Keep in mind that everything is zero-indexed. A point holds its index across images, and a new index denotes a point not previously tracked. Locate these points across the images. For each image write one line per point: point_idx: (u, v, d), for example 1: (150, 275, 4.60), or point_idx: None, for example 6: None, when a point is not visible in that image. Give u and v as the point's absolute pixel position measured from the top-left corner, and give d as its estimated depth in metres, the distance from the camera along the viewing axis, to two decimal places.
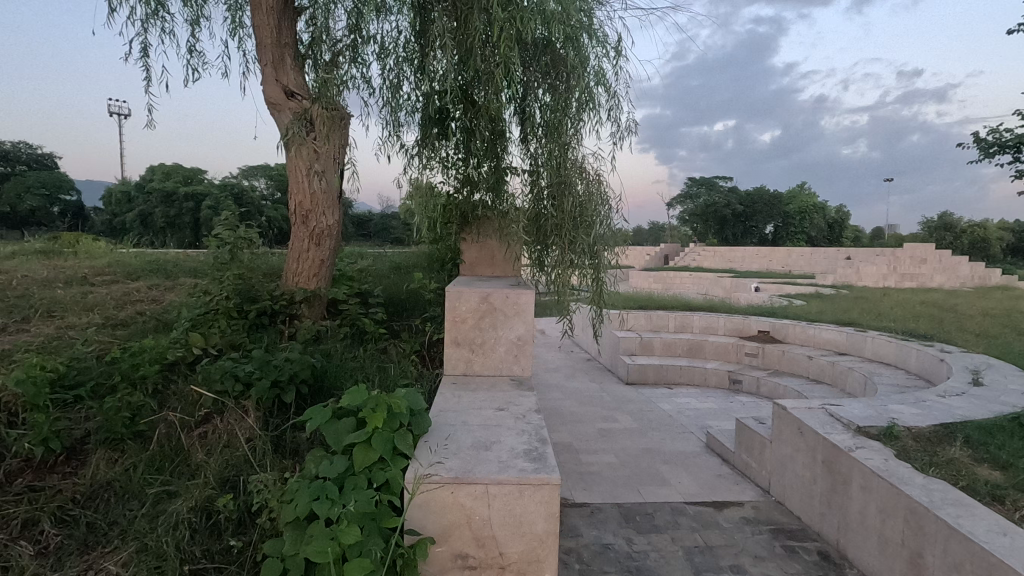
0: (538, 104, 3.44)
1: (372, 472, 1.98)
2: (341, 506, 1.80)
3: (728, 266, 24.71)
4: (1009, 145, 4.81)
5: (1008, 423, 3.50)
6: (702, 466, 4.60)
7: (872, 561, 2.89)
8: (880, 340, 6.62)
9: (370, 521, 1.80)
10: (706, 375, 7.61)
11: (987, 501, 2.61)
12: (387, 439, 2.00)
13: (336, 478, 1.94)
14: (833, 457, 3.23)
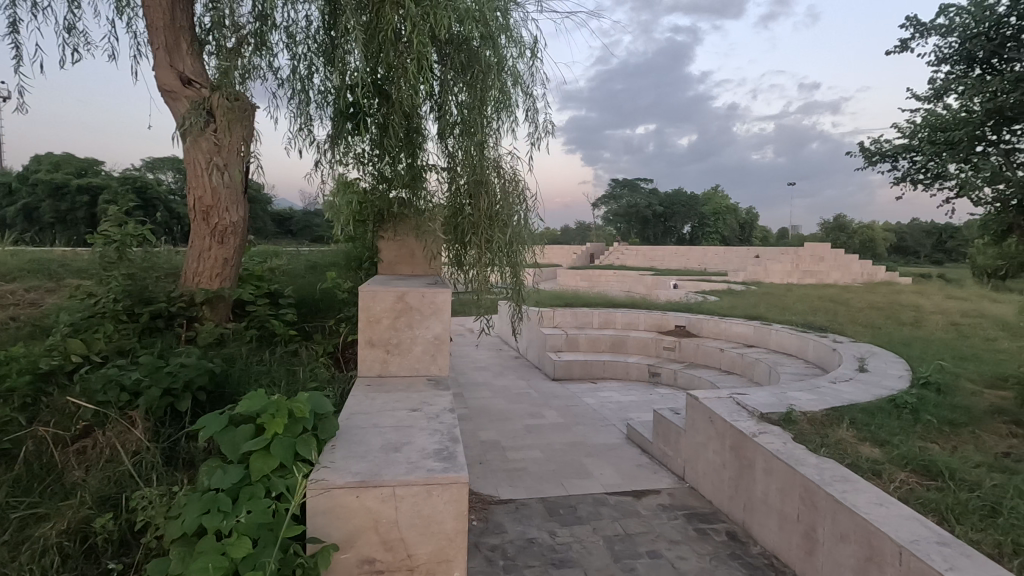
0: (454, 102, 3.42)
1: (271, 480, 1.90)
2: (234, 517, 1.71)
3: (650, 264, 25.79)
4: (888, 154, 5.34)
5: (886, 405, 3.89)
6: (622, 457, 4.77)
7: (773, 538, 3.12)
8: (783, 332, 7.16)
9: (267, 531, 1.72)
10: (628, 369, 7.90)
11: (869, 476, 2.88)
12: (289, 445, 1.93)
13: (230, 488, 1.84)
14: (739, 443, 3.45)
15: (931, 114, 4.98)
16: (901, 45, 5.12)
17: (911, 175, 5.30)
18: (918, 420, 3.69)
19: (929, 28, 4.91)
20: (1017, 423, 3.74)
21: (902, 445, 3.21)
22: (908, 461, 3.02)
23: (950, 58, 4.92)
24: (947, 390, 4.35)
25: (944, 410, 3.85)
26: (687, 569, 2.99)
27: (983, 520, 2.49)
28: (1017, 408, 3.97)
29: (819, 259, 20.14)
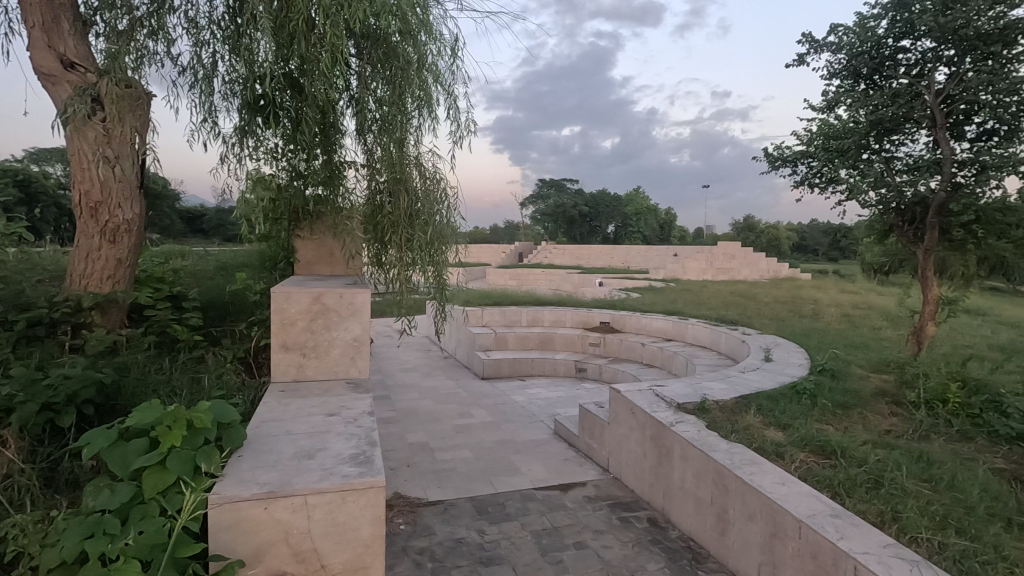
0: (373, 102, 3.28)
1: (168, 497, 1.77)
2: (121, 541, 1.58)
3: (577, 262, 26.46)
4: (788, 160, 5.79)
5: (787, 391, 4.22)
6: (549, 452, 4.86)
7: (689, 521, 3.30)
8: (698, 326, 7.57)
9: (161, 552, 1.61)
10: (555, 365, 8.05)
11: (772, 458, 3.11)
12: (188, 458, 1.81)
13: (119, 509, 1.70)
14: (658, 433, 3.62)
15: (824, 123, 5.44)
16: (798, 60, 5.55)
17: (808, 180, 5.77)
18: (815, 404, 4.02)
19: (821, 44, 5.36)
20: (896, 402, 4.17)
21: (801, 428, 3.49)
22: (806, 442, 3.28)
23: (840, 73, 5.39)
24: (840, 375, 4.76)
25: (837, 394, 4.22)
26: (611, 557, 3.10)
27: (867, 492, 2.75)
28: (896, 390, 4.43)
29: (731, 258, 21.46)
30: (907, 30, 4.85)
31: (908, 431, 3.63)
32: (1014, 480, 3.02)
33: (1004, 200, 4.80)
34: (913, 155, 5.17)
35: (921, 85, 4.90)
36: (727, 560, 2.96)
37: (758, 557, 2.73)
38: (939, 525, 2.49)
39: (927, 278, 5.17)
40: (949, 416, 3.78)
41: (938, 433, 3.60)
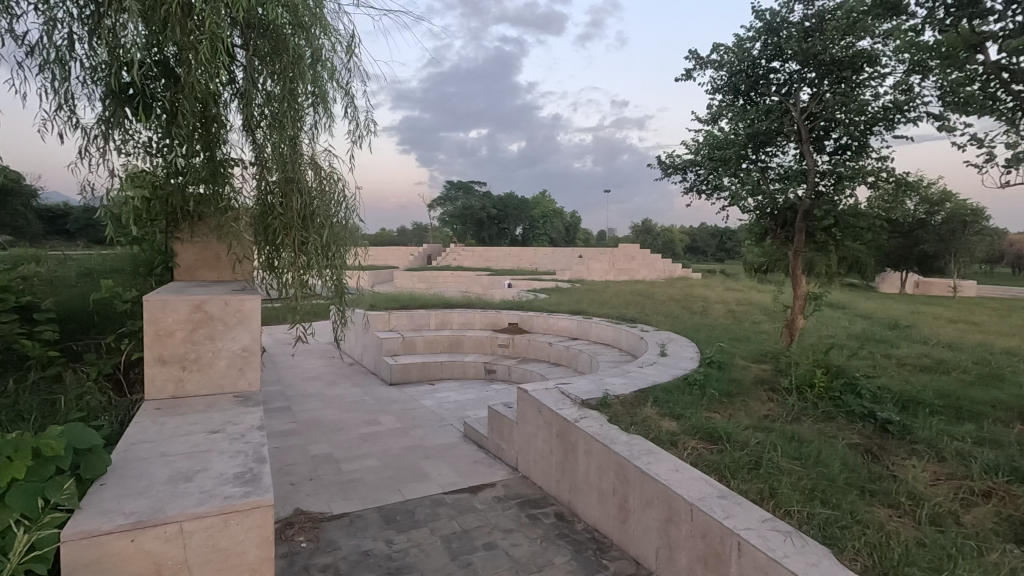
0: (261, 94, 3.10)
1: (7, 540, 1.55)
2: None
3: (486, 265, 26.63)
4: (678, 167, 6.21)
5: (680, 383, 4.52)
6: (458, 455, 4.84)
7: (592, 513, 3.43)
8: (601, 325, 7.90)
9: None
10: (465, 368, 8.04)
11: (667, 447, 3.31)
12: (33, 492, 1.61)
13: None
14: (563, 429, 3.73)
15: (709, 134, 5.90)
16: (686, 74, 5.96)
17: (697, 186, 6.23)
18: (704, 393, 4.34)
19: (705, 61, 5.80)
20: (772, 389, 4.61)
21: (692, 417, 3.75)
22: (697, 430, 3.53)
23: (721, 89, 5.86)
24: (725, 367, 5.19)
25: (722, 384, 4.59)
26: (520, 555, 3.14)
27: (749, 472, 3.01)
28: (773, 378, 4.90)
29: (632, 258, 22.62)
30: (776, 53, 5.37)
31: (782, 415, 4.02)
32: (866, 452, 3.45)
33: (856, 207, 5.48)
34: (783, 166, 5.75)
35: (788, 103, 5.43)
36: (629, 547, 3.11)
37: (657, 542, 2.89)
38: (807, 497, 2.78)
39: (797, 277, 5.76)
40: (815, 399, 4.24)
41: (806, 414, 4.04)
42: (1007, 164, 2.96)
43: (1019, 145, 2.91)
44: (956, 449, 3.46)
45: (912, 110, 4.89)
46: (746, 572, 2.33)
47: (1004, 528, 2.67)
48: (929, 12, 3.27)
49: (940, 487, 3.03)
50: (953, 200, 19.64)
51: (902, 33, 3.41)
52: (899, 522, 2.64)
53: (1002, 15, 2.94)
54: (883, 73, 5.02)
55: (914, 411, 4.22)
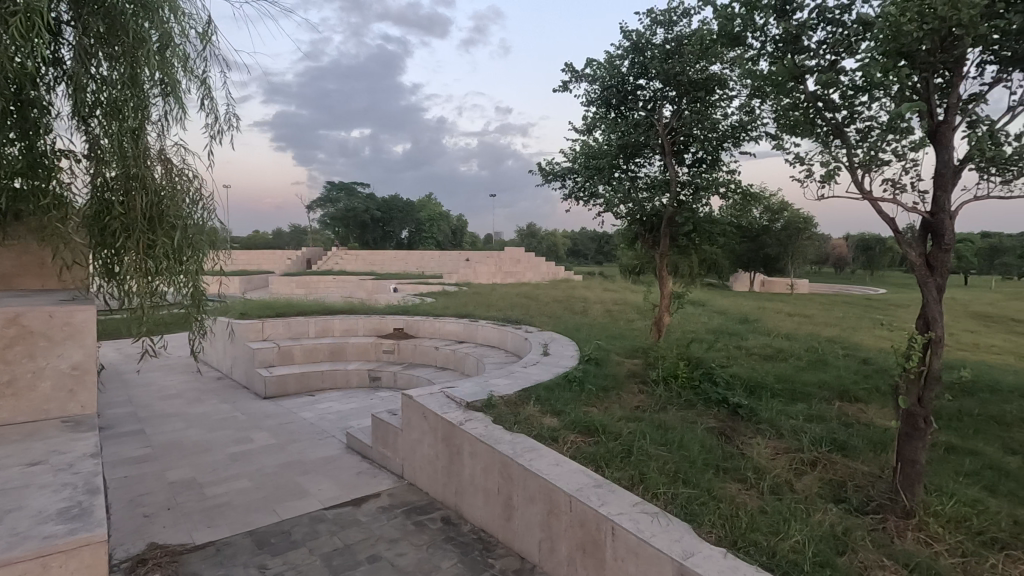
0: (95, 79, 2.76)
1: None
2: None
3: (370, 269, 25.71)
4: (558, 174, 6.49)
5: (561, 381, 4.72)
6: (341, 468, 4.63)
7: (479, 513, 3.47)
8: (487, 328, 8.01)
9: None
10: (347, 377, 7.72)
11: (549, 443, 3.44)
12: None
13: None
14: (449, 433, 3.72)
15: (584, 144, 6.25)
16: (563, 86, 6.26)
17: (575, 193, 6.56)
18: (582, 389, 4.57)
19: (580, 75, 6.12)
20: (642, 382, 4.97)
21: (572, 412, 3.94)
22: (577, 424, 3.71)
23: (595, 101, 6.23)
24: (602, 363, 5.51)
25: (599, 379, 4.87)
26: (405, 564, 3.09)
27: (622, 460, 3.22)
28: (643, 372, 5.28)
29: (517, 261, 23.19)
30: (642, 71, 5.81)
31: (652, 405, 4.36)
32: (720, 434, 3.85)
33: (711, 215, 6.11)
34: (650, 175, 6.24)
35: (653, 118, 5.90)
36: (513, 543, 3.19)
37: (539, 534, 2.99)
38: (672, 479, 3.03)
39: (663, 277, 6.26)
40: (679, 389, 4.64)
41: (672, 403, 4.41)
42: (822, 180, 3.45)
43: (830, 165, 3.41)
44: (791, 426, 3.99)
45: (754, 130, 5.56)
46: (620, 554, 2.50)
47: (826, 491, 3.13)
48: (761, 45, 3.73)
49: (779, 459, 3.47)
50: (789, 209, 22.63)
51: (741, 61, 3.86)
52: (746, 494, 2.98)
53: (815, 53, 3.44)
54: (731, 95, 5.65)
55: (759, 394, 4.80)
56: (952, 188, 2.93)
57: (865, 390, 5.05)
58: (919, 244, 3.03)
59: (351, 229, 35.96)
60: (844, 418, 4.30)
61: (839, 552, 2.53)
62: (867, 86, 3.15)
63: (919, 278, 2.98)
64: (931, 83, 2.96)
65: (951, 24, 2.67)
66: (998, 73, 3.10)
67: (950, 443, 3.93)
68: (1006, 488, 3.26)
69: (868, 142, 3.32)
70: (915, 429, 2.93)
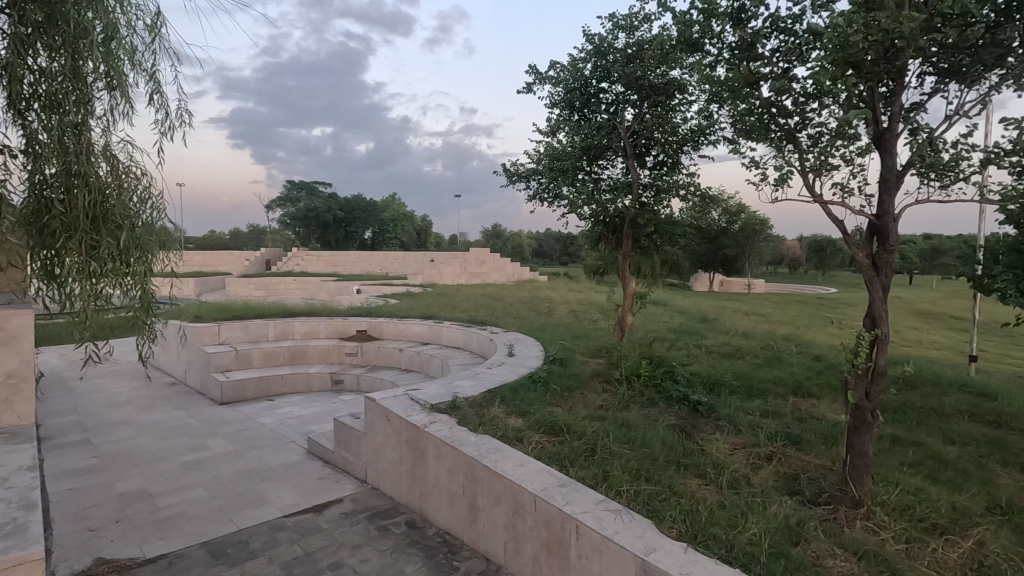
0: (33, 71, 2.63)
1: None
2: None
3: (332, 270, 25.20)
4: (522, 175, 6.52)
5: (526, 381, 4.74)
6: (302, 474, 4.52)
7: (444, 516, 3.44)
8: (452, 329, 7.96)
9: None
10: (309, 381, 7.55)
11: (514, 443, 3.44)
12: None
13: None
14: (413, 435, 3.67)
15: (548, 145, 6.29)
16: (527, 87, 6.28)
17: (539, 194, 6.61)
18: (547, 389, 4.60)
19: (544, 77, 6.16)
20: (606, 381, 5.03)
21: (537, 412, 3.95)
22: (542, 424, 3.73)
23: (559, 104, 6.28)
24: (566, 363, 5.55)
25: (564, 379, 4.90)
26: (369, 570, 3.04)
27: (586, 459, 3.25)
28: (607, 371, 5.34)
29: (482, 262, 23.16)
30: (604, 75, 5.89)
31: (615, 404, 4.41)
32: (681, 431, 3.94)
33: (672, 216, 6.26)
34: (612, 177, 6.33)
35: (615, 121, 5.98)
36: (479, 545, 3.18)
37: (504, 535, 2.99)
38: (635, 476, 3.08)
39: (626, 278, 6.36)
40: (641, 388, 4.72)
41: (634, 402, 4.48)
42: (776, 183, 3.57)
43: (784, 169, 3.53)
44: (748, 422, 4.11)
45: (712, 135, 5.72)
46: (584, 552, 2.52)
47: (781, 484, 3.24)
48: (718, 52, 3.84)
49: (737, 454, 3.57)
50: (746, 212, 23.38)
51: (700, 66, 3.96)
52: (706, 489, 3.05)
53: (768, 61, 3.56)
54: (690, 100, 5.79)
55: (717, 391, 4.93)
56: (896, 191, 3.08)
57: (817, 385, 5.25)
58: (866, 245, 3.17)
59: (312, 229, 35.14)
60: (798, 413, 4.46)
61: (793, 542, 2.62)
62: (818, 93, 3.27)
63: (865, 278, 3.12)
64: (875, 91, 3.11)
65: (894, 36, 2.81)
66: (936, 83, 3.28)
67: (895, 435, 4.13)
68: (946, 476, 3.45)
69: (818, 147, 3.46)
70: (863, 422, 3.06)
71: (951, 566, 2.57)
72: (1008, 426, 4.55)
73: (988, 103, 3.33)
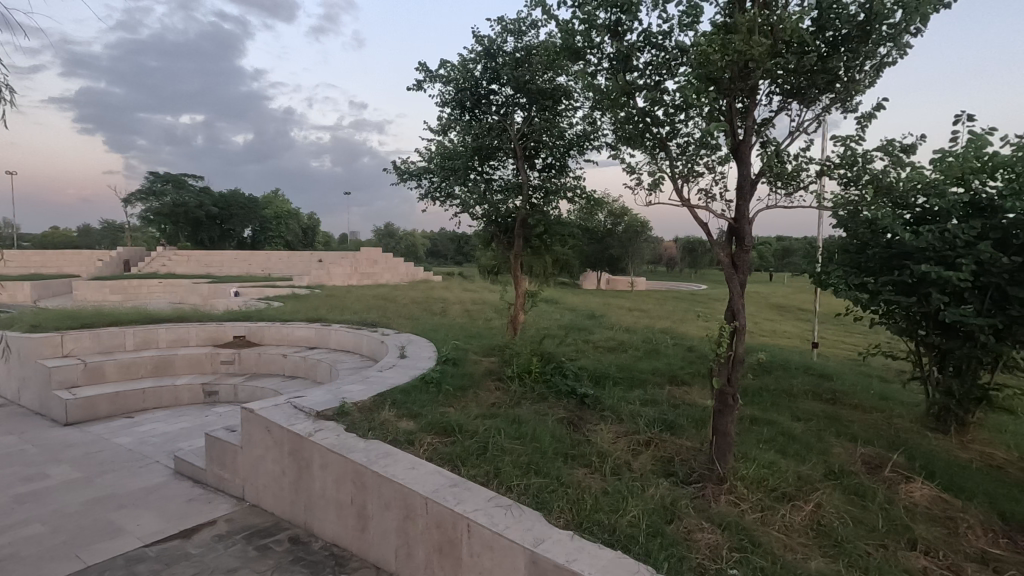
0: None
1: None
2: None
3: (205, 271, 23.07)
4: (413, 174, 6.41)
5: (418, 383, 4.67)
6: (167, 497, 4.08)
7: (331, 527, 3.29)
8: (341, 332, 7.65)
9: None
10: (177, 394, 6.86)
11: (404, 447, 3.37)
12: None
13: None
14: (296, 445, 3.47)
15: (440, 145, 6.26)
16: (417, 85, 6.19)
17: (431, 193, 6.54)
18: (439, 390, 4.57)
19: (434, 75, 6.11)
20: (499, 379, 5.11)
21: (428, 414, 3.91)
22: (434, 425, 3.69)
23: (449, 103, 6.25)
24: (459, 362, 5.55)
25: (456, 379, 4.89)
26: None
27: (477, 458, 3.27)
28: (499, 369, 5.42)
29: (374, 262, 22.49)
30: (495, 77, 5.97)
31: (507, 401, 4.49)
32: (569, 423, 4.10)
33: (560, 217, 6.50)
34: (504, 178, 6.43)
35: (505, 123, 6.08)
36: (368, 554, 3.08)
37: (395, 542, 2.92)
38: (525, 470, 3.16)
39: (518, 277, 6.50)
40: (532, 384, 4.85)
41: (526, 398, 4.59)
42: (650, 188, 3.84)
43: (656, 174, 3.80)
44: (630, 411, 4.39)
45: (596, 140, 6.03)
46: (475, 550, 2.53)
47: (657, 468, 3.49)
48: (599, 61, 4.03)
49: (619, 442, 3.79)
50: (629, 214, 24.98)
51: (583, 73, 4.13)
52: (591, 477, 3.21)
53: (642, 73, 3.80)
54: (576, 106, 6.04)
55: (603, 384, 5.20)
56: (749, 197, 3.44)
57: (689, 374, 5.74)
58: (726, 245, 3.51)
59: (182, 226, 31.91)
60: (673, 400, 4.84)
61: (668, 520, 2.83)
62: (685, 105, 3.56)
63: (726, 275, 3.45)
64: (732, 106, 3.44)
65: (746, 58, 3.13)
66: (781, 102, 3.69)
67: (753, 415, 4.61)
68: (793, 449, 3.92)
69: (686, 155, 3.77)
70: (726, 405, 3.38)
71: (796, 527, 2.94)
72: (840, 402, 5.29)
73: (822, 122, 3.81)
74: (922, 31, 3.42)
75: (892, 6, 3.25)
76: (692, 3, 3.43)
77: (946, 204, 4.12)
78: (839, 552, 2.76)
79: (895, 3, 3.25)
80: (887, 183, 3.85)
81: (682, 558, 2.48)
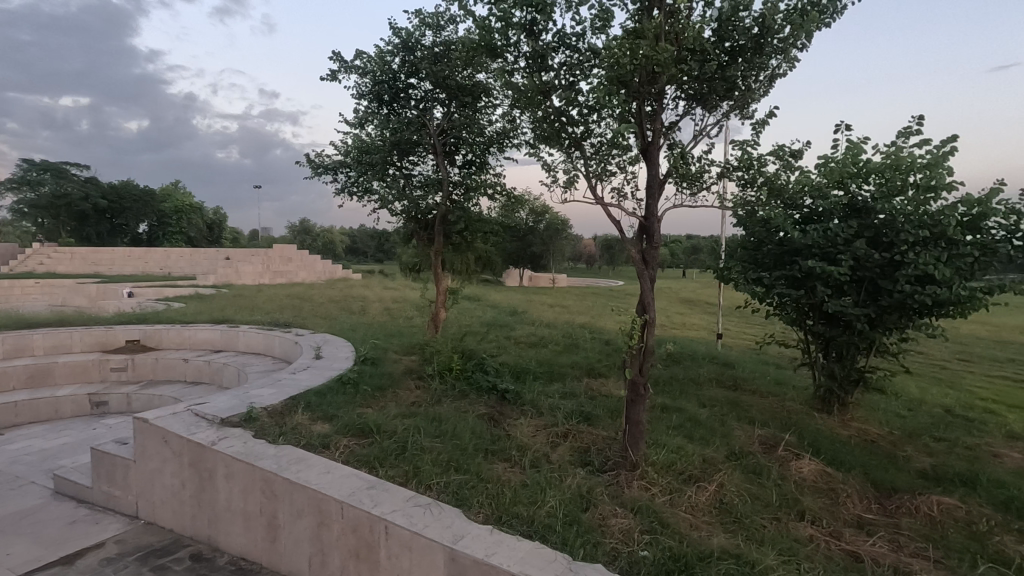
0: None
1: None
2: None
3: (92, 271, 20.92)
4: (328, 167, 6.16)
5: (334, 384, 4.50)
6: (44, 521, 3.66)
7: (238, 540, 3.10)
8: (249, 334, 7.21)
9: None
10: (57, 407, 6.17)
11: (319, 451, 3.23)
12: None
13: None
14: (198, 456, 3.23)
15: (356, 138, 6.06)
16: (331, 75, 5.95)
17: (347, 188, 6.32)
18: (357, 391, 4.43)
19: (350, 66, 5.90)
20: (419, 377, 5.03)
21: (344, 416, 3.78)
22: (350, 427, 3.58)
23: (366, 95, 6.07)
24: (378, 362, 5.41)
25: (375, 378, 4.76)
26: None
27: (396, 458, 3.20)
28: (420, 367, 5.33)
29: (288, 261, 21.40)
30: (413, 70, 5.86)
31: (427, 399, 4.43)
32: (490, 420, 4.11)
33: (481, 214, 6.50)
34: (423, 174, 6.33)
35: (424, 118, 5.99)
36: (280, 565, 2.93)
37: (308, 550, 2.80)
38: (445, 468, 3.13)
39: (439, 274, 6.44)
40: (453, 381, 4.82)
41: (447, 395, 4.55)
42: (565, 186, 3.93)
43: (571, 173, 3.90)
44: (549, 404, 4.48)
45: (515, 138, 6.08)
46: (394, 552, 2.48)
47: (575, 458, 3.59)
48: (516, 60, 4.06)
49: (539, 435, 3.86)
50: (550, 212, 25.48)
51: (501, 70, 4.15)
52: (511, 471, 3.24)
53: (556, 73, 3.88)
54: (495, 104, 6.06)
55: (523, 379, 5.27)
56: (657, 196, 3.61)
57: (606, 367, 5.94)
58: (636, 242, 3.67)
59: (64, 221, 28.73)
60: (590, 393, 4.99)
61: (584, 509, 2.92)
62: (597, 107, 3.68)
63: (638, 270, 3.60)
64: (642, 109, 3.59)
65: (653, 63, 3.29)
66: (686, 106, 3.90)
67: (664, 403, 4.86)
68: (699, 434, 4.17)
69: (599, 155, 3.89)
70: (638, 395, 3.52)
71: (701, 507, 3.14)
72: (740, 389, 5.69)
73: (722, 126, 4.07)
74: (807, 46, 3.75)
75: (781, 21, 3.54)
76: (604, 8, 3.54)
77: (829, 205, 4.54)
78: (739, 527, 2.97)
79: (783, 20, 3.54)
80: (778, 186, 4.18)
81: (597, 544, 2.57)
